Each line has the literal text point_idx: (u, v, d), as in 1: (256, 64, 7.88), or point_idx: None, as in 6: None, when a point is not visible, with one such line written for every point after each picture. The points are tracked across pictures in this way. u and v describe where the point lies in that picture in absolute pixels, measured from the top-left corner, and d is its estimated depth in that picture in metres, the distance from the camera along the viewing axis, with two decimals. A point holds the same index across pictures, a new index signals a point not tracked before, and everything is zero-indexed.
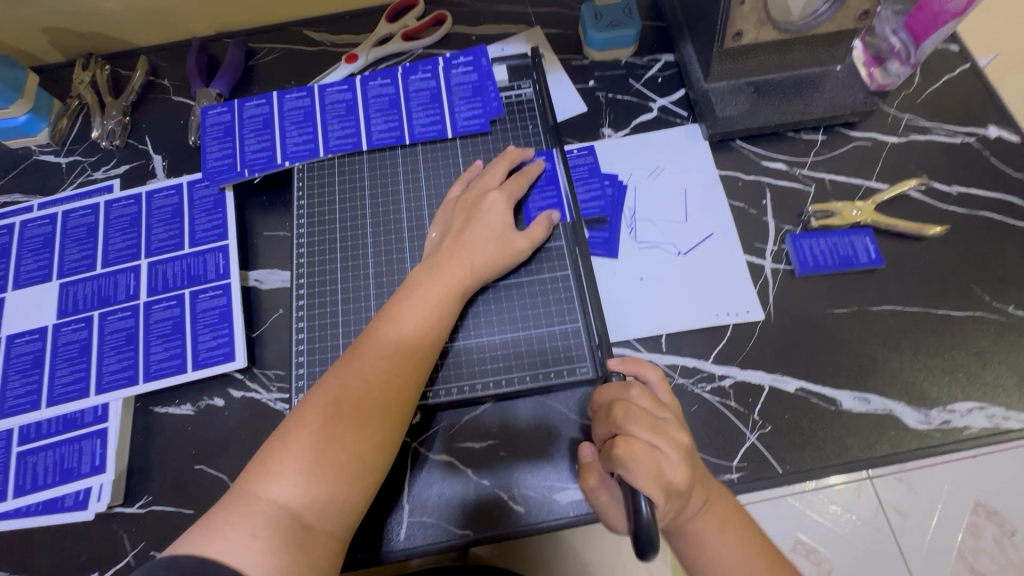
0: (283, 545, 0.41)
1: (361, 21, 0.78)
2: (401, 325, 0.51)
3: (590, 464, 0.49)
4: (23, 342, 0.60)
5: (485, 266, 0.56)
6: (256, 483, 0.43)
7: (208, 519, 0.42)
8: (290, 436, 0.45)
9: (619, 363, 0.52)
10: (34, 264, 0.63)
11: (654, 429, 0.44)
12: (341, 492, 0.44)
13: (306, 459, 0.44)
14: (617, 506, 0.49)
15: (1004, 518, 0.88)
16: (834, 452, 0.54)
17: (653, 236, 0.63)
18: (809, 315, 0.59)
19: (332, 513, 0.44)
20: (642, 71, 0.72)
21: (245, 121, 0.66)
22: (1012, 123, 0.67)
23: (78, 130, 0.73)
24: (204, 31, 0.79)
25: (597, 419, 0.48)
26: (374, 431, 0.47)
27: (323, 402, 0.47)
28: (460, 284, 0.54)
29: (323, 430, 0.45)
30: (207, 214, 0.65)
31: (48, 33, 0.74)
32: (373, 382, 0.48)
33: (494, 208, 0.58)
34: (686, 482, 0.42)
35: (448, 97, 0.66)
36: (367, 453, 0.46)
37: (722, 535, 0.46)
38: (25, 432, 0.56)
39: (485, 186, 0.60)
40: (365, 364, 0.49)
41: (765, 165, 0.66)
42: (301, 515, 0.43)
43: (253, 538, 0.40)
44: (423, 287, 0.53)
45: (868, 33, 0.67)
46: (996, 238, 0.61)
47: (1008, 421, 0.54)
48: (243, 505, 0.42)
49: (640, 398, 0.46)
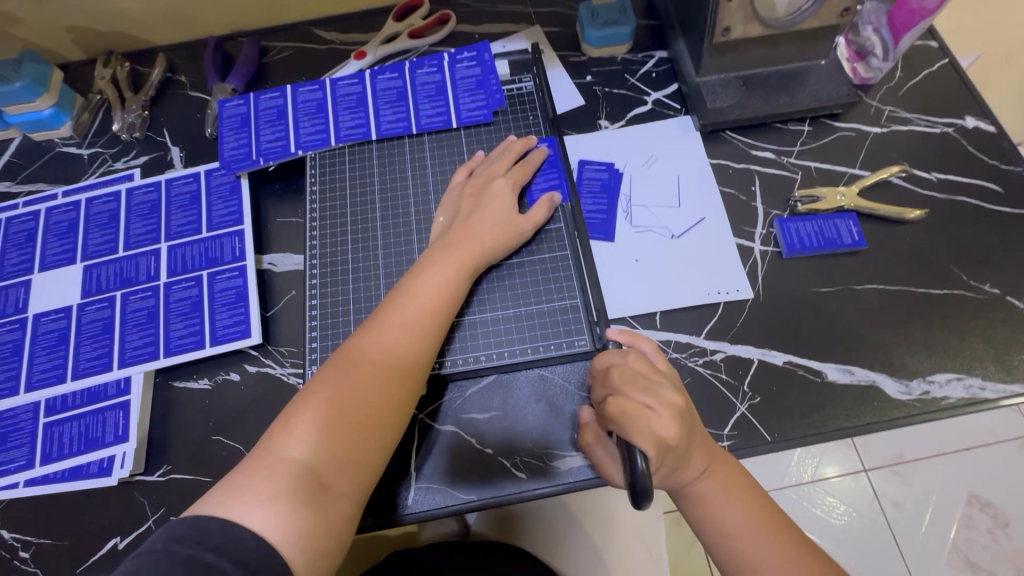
0: (302, 504, 0.43)
1: (369, 19, 0.82)
2: (414, 299, 0.54)
3: (588, 423, 0.54)
4: (49, 321, 0.63)
5: (493, 246, 0.59)
6: (277, 446, 0.46)
7: (230, 480, 0.44)
8: (310, 400, 0.48)
9: (616, 334, 0.56)
10: (59, 248, 0.67)
11: (646, 390, 0.48)
12: (357, 453, 0.47)
13: (325, 421, 0.47)
14: (614, 465, 0.52)
15: (996, 510, 1.05)
16: (820, 421, 0.57)
17: (647, 220, 0.66)
18: (796, 293, 0.62)
19: (348, 476, 0.47)
20: (638, 67, 0.76)
21: (259, 112, 0.70)
22: (989, 114, 0.70)
23: (99, 123, 0.76)
24: (219, 29, 0.82)
25: (594, 383, 0.52)
26: (388, 397, 0.50)
27: (341, 369, 0.50)
28: (471, 262, 0.58)
29: (341, 393, 0.48)
30: (223, 200, 0.68)
31: (71, 31, 0.78)
32: (387, 351, 0.51)
33: (500, 195, 0.61)
34: (678, 439, 0.46)
35: (454, 90, 0.70)
36: (381, 417, 0.49)
37: (727, 500, 0.48)
38: (51, 404, 0.59)
39: (491, 174, 0.63)
40: (380, 335, 0.52)
41: (754, 154, 0.70)
42: (318, 476, 0.45)
43: (273, 500, 0.43)
44: (435, 266, 0.56)
45: (851, 30, 0.71)
46: (974, 220, 0.65)
47: (985, 391, 0.57)
48: (264, 466, 0.45)
49: (635, 363, 0.50)
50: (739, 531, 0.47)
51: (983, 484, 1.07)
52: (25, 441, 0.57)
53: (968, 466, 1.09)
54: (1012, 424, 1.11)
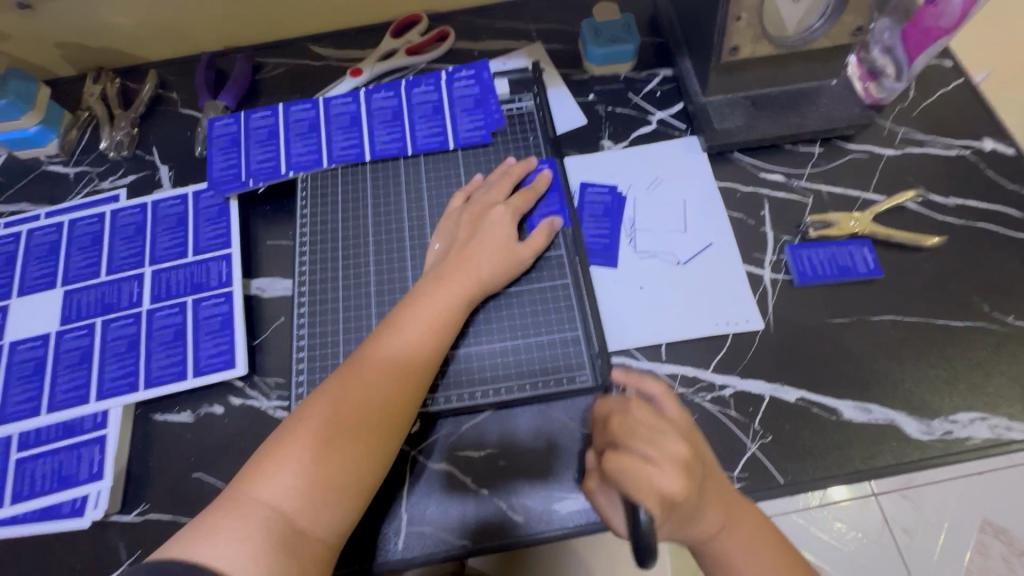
0: (270, 548, 0.41)
1: (366, 36, 0.80)
2: (405, 332, 0.52)
3: (592, 468, 0.50)
4: (25, 349, 0.60)
5: (490, 275, 0.56)
6: (251, 484, 0.43)
7: (201, 520, 0.42)
8: (290, 436, 0.45)
9: (620, 376, 0.51)
10: (39, 271, 0.64)
11: (647, 433, 0.43)
12: (336, 496, 0.44)
13: (303, 460, 0.44)
14: (620, 514, 0.47)
15: (1010, 537, 1.00)
16: (836, 462, 0.53)
17: (652, 245, 0.64)
18: (808, 324, 0.59)
19: (325, 520, 0.43)
20: (641, 85, 0.73)
21: (250, 131, 0.67)
22: (1007, 136, 0.68)
23: (87, 141, 0.74)
24: (212, 45, 0.80)
25: (596, 429, 0.47)
26: (372, 435, 0.47)
27: (324, 404, 0.47)
28: (466, 293, 0.55)
29: (323, 432, 0.45)
30: (211, 223, 0.65)
31: (61, 47, 0.76)
32: (375, 387, 0.48)
33: (498, 222, 0.58)
34: (683, 490, 0.40)
35: (451, 110, 0.67)
36: (364, 457, 0.46)
37: (752, 558, 0.44)
38: (25, 438, 0.56)
39: (491, 201, 0.60)
40: (367, 369, 0.49)
41: (763, 176, 0.67)
42: (292, 519, 0.42)
43: (241, 541, 0.40)
44: (428, 295, 0.54)
45: (863, 49, 0.69)
46: (994, 248, 0.62)
47: (1011, 431, 0.54)
48: (235, 507, 0.42)
49: (637, 405, 0.45)
50: None
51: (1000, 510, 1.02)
52: None
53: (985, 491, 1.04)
54: None
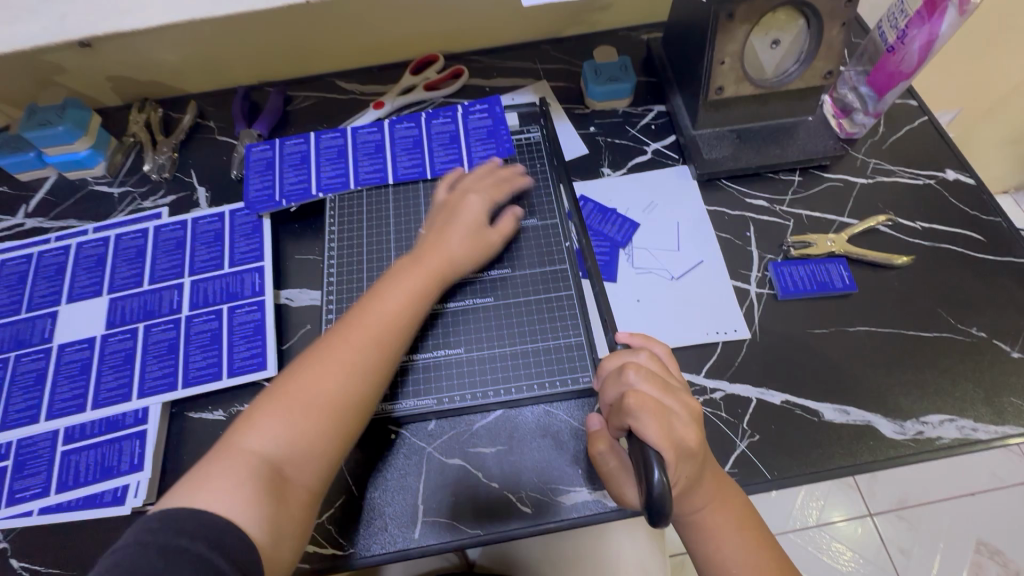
0: (260, 491, 0.45)
1: (387, 73, 0.89)
2: (381, 302, 0.57)
3: (599, 431, 0.53)
4: (73, 350, 0.65)
5: (460, 256, 0.63)
6: (239, 436, 0.48)
7: (195, 472, 0.46)
8: (276, 395, 0.51)
9: (627, 337, 0.55)
10: (87, 280, 0.70)
11: (663, 389, 0.47)
12: (316, 446, 0.50)
13: (288, 414, 0.49)
14: (625, 474, 0.51)
15: (1004, 557, 1.13)
16: (818, 459, 0.58)
17: (648, 262, 0.70)
18: (791, 334, 0.65)
19: (307, 467, 0.49)
20: (638, 119, 0.81)
21: (284, 157, 0.74)
22: (968, 168, 0.75)
23: (131, 163, 0.81)
24: (248, 80, 0.88)
25: (606, 381, 0.50)
26: (349, 393, 0.52)
27: (307, 365, 0.53)
28: (437, 273, 0.61)
29: (308, 391, 0.51)
30: (245, 238, 0.72)
31: (112, 80, 0.84)
32: (356, 351, 0.53)
33: (470, 209, 0.66)
34: (696, 443, 0.44)
35: (466, 138, 0.75)
36: (343, 411, 0.51)
37: (735, 534, 0.47)
38: (70, 432, 0.61)
39: (466, 191, 0.68)
40: (347, 334, 0.55)
41: (748, 201, 0.74)
42: (278, 466, 0.48)
43: (233, 488, 0.45)
44: (404, 272, 0.60)
45: (834, 89, 0.77)
46: (958, 267, 0.68)
47: (977, 432, 0.59)
48: (227, 455, 0.47)
49: (649, 363, 0.50)
50: (742, 563, 0.47)
51: (999, 533, 1.16)
52: (41, 469, 0.59)
53: (956, 511, 1.19)
54: (987, 473, 1.22)
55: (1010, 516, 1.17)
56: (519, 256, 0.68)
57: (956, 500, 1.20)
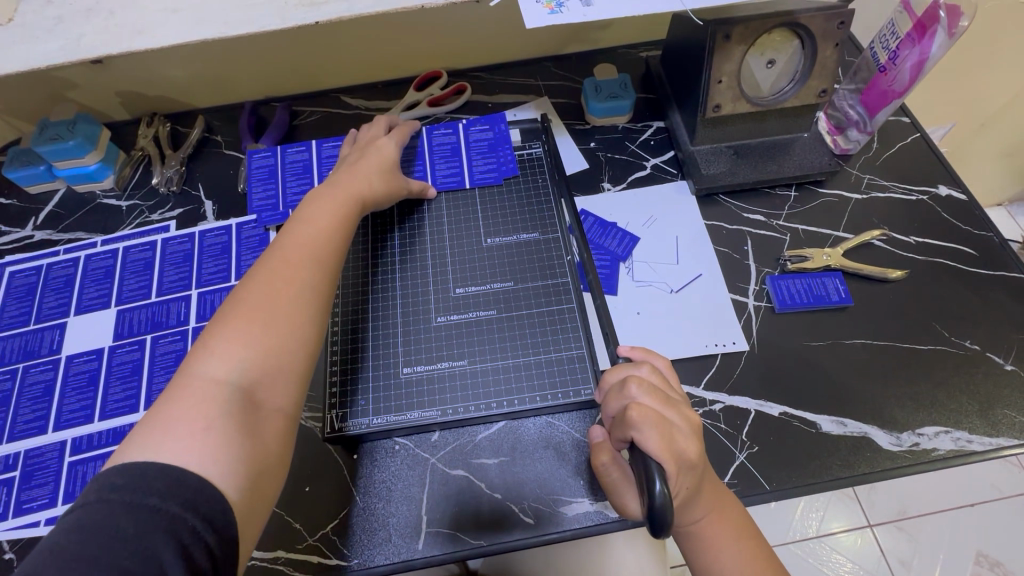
0: (236, 420, 0.44)
1: (391, 89, 0.90)
2: (313, 224, 0.58)
3: (601, 443, 0.53)
4: (81, 362, 0.66)
5: (379, 184, 0.66)
6: (192, 369, 0.46)
7: (154, 418, 0.43)
8: (225, 324, 0.49)
9: (628, 351, 0.56)
10: (95, 292, 0.71)
11: (664, 402, 0.48)
12: (283, 362, 0.49)
13: (243, 336, 0.48)
14: (628, 486, 0.51)
15: (1004, 569, 1.13)
16: (816, 471, 0.59)
17: (648, 275, 0.71)
18: (789, 347, 0.66)
19: (277, 388, 0.48)
20: (637, 135, 0.83)
21: (287, 164, 0.76)
22: (959, 183, 0.77)
23: (139, 177, 0.83)
24: (254, 95, 0.90)
25: (609, 394, 0.50)
26: (303, 305, 0.51)
27: (252, 288, 0.51)
28: (358, 196, 0.63)
29: (255, 310, 0.49)
30: (252, 251, 0.73)
31: (121, 95, 0.85)
32: (297, 266, 0.54)
33: (382, 149, 0.70)
34: (697, 455, 0.45)
35: (429, 156, 0.76)
36: (302, 323, 0.51)
37: (734, 544, 0.48)
38: (78, 443, 0.61)
39: (373, 134, 0.72)
40: (283, 254, 0.54)
41: (746, 216, 0.75)
42: (249, 391, 0.46)
43: (206, 424, 0.42)
44: (328, 197, 0.61)
45: (830, 107, 0.79)
46: (951, 280, 0.69)
47: (973, 443, 0.60)
48: (184, 388, 0.45)
49: (650, 376, 0.51)
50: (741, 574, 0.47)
51: (999, 544, 1.16)
52: (49, 480, 0.59)
53: (956, 522, 1.19)
54: (985, 483, 1.23)
55: (1009, 527, 1.18)
56: (522, 272, 0.69)
57: (955, 511, 1.21)
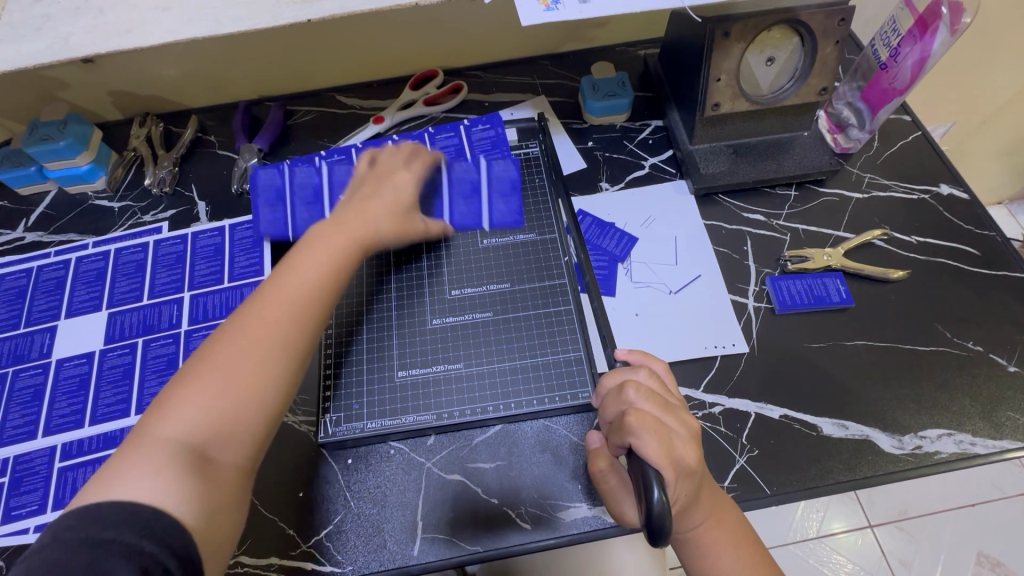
0: (187, 477, 0.40)
1: (387, 88, 0.89)
2: (299, 272, 0.50)
3: (599, 449, 0.53)
4: (71, 366, 0.65)
5: (388, 226, 0.56)
6: (151, 423, 0.42)
7: (108, 464, 0.41)
8: (188, 378, 0.44)
9: (626, 354, 0.56)
10: (86, 295, 0.70)
11: (662, 407, 0.47)
12: (243, 422, 0.44)
13: (204, 396, 0.43)
14: (626, 492, 0.51)
15: (1005, 569, 1.13)
16: (817, 474, 0.58)
17: (647, 276, 0.70)
18: (789, 348, 0.65)
19: (234, 442, 0.44)
20: (636, 134, 0.82)
21: (295, 186, 0.68)
22: (961, 182, 0.76)
23: (131, 178, 0.82)
24: (249, 94, 0.89)
25: (606, 399, 0.49)
26: (271, 367, 0.46)
27: (222, 342, 0.46)
28: (363, 239, 0.54)
29: (220, 368, 0.44)
30: (245, 253, 0.72)
31: (113, 94, 0.84)
32: (271, 323, 0.47)
33: (402, 184, 0.58)
34: (695, 461, 0.44)
35: (448, 190, 0.66)
36: (267, 388, 0.45)
37: (733, 550, 0.47)
38: (67, 449, 0.60)
39: (393, 166, 0.60)
40: (260, 308, 0.48)
41: (745, 216, 0.75)
42: (203, 448, 0.42)
43: (154, 477, 0.39)
44: (325, 238, 0.53)
45: (830, 104, 0.78)
46: (954, 281, 0.69)
47: (975, 446, 0.59)
48: (134, 442, 0.42)
49: (649, 380, 0.50)
50: None
51: (1001, 545, 1.15)
52: (38, 486, 0.58)
53: (957, 522, 1.19)
54: (986, 482, 1.22)
55: (1011, 527, 1.17)
56: (519, 273, 0.68)
57: (957, 511, 1.20)
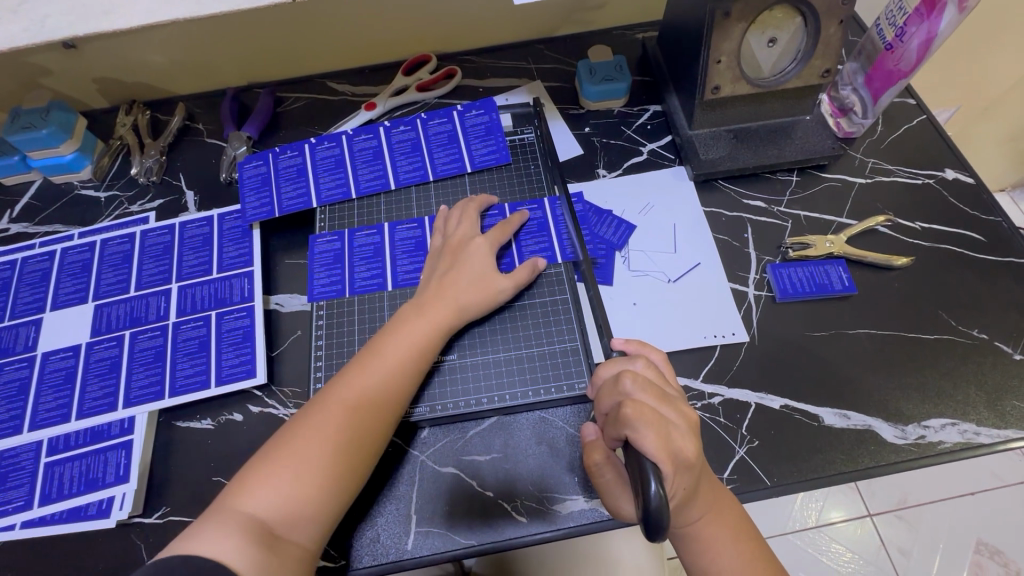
0: (256, 547, 0.44)
1: (379, 73, 0.87)
2: (383, 360, 0.55)
3: (595, 441, 0.51)
4: (57, 359, 0.64)
5: (466, 301, 0.60)
6: (240, 492, 0.47)
7: (198, 522, 0.46)
8: (276, 455, 0.49)
9: (622, 344, 0.54)
10: (72, 287, 0.68)
11: (660, 399, 0.45)
12: (314, 507, 0.48)
13: (287, 475, 0.48)
14: (622, 486, 0.49)
15: (1004, 557, 1.12)
16: (818, 465, 0.57)
17: (645, 265, 0.69)
18: (789, 338, 0.64)
19: (304, 523, 0.47)
20: (634, 119, 0.80)
21: (355, 249, 0.68)
22: (967, 167, 0.74)
23: (118, 167, 0.80)
24: (237, 81, 0.87)
25: (602, 391, 0.48)
26: (348, 454, 0.50)
27: (311, 421, 0.51)
28: (443, 324, 0.58)
29: (309, 453, 0.49)
30: (234, 243, 0.70)
31: (97, 82, 0.82)
32: (357, 409, 0.52)
33: (477, 253, 0.62)
34: (694, 454, 0.43)
35: (520, 236, 0.67)
36: (343, 474, 0.50)
37: (731, 544, 0.46)
38: (54, 443, 0.59)
39: (468, 233, 0.65)
40: (347, 392, 0.53)
41: (745, 202, 0.73)
42: (273, 526, 0.46)
43: (230, 540, 0.44)
44: (408, 323, 0.58)
45: (833, 88, 0.76)
46: (959, 268, 0.67)
47: (980, 436, 0.58)
48: (220, 515, 0.46)
49: (646, 371, 0.49)
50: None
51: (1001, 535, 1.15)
52: (25, 481, 0.57)
53: (959, 510, 1.18)
54: (987, 471, 1.22)
55: (1012, 515, 1.17)
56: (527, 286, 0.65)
57: (958, 499, 1.20)
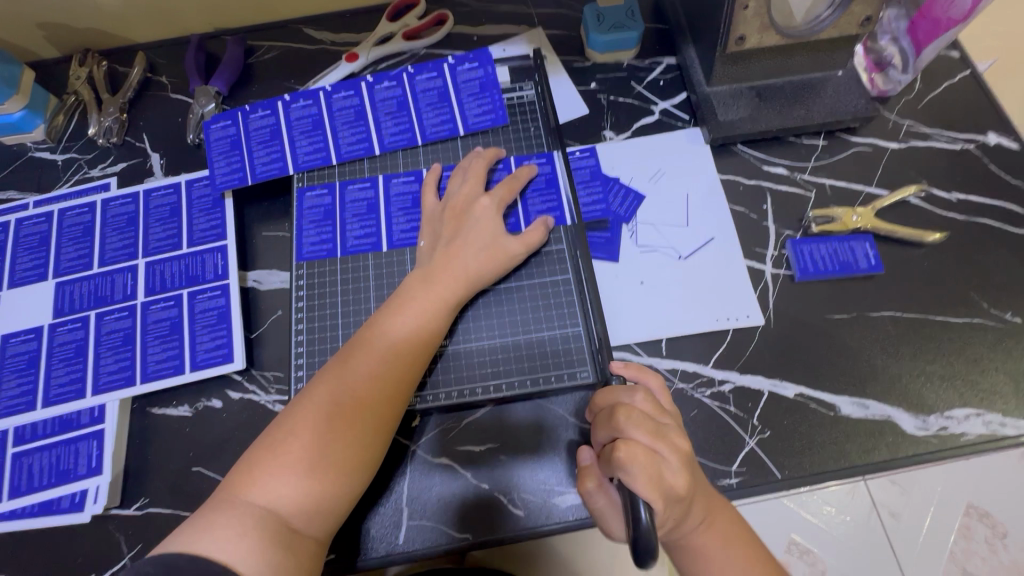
0: (271, 545, 0.40)
1: (361, 18, 0.78)
2: (390, 336, 0.50)
3: (588, 467, 0.47)
4: (18, 342, 0.59)
5: (479, 274, 0.55)
6: (240, 486, 0.43)
7: (195, 520, 0.41)
8: (277, 449, 0.44)
9: (621, 368, 0.51)
10: (29, 263, 0.63)
11: (655, 434, 0.42)
12: (327, 501, 0.44)
13: (294, 469, 0.44)
14: (615, 514, 0.47)
15: (994, 520, 0.84)
16: (832, 457, 0.54)
17: (653, 239, 0.63)
18: (808, 320, 0.59)
19: (318, 516, 0.44)
20: (644, 74, 0.72)
21: (346, 206, 0.63)
22: (1011, 129, 0.67)
23: (74, 127, 0.72)
24: (202, 27, 0.78)
25: (597, 421, 0.45)
26: (361, 442, 0.46)
27: (317, 409, 0.46)
28: (456, 297, 0.54)
29: (320, 441, 0.45)
30: (205, 214, 0.64)
31: (43, 28, 0.73)
32: (367, 393, 0.47)
33: (485, 216, 0.57)
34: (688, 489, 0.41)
35: (525, 196, 0.61)
36: (355, 464, 0.46)
37: (733, 557, 0.44)
38: (21, 433, 0.56)
39: (470, 194, 0.58)
40: (355, 374, 0.48)
41: (767, 169, 0.66)
42: (287, 520, 0.42)
43: (240, 537, 0.40)
44: (417, 297, 0.52)
45: (869, 38, 0.67)
46: (995, 244, 0.62)
47: (1005, 427, 0.55)
48: (225, 509, 0.42)
49: (642, 404, 0.44)
50: None
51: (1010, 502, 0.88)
52: None
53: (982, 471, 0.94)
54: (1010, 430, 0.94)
55: None
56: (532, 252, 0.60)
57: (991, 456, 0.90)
